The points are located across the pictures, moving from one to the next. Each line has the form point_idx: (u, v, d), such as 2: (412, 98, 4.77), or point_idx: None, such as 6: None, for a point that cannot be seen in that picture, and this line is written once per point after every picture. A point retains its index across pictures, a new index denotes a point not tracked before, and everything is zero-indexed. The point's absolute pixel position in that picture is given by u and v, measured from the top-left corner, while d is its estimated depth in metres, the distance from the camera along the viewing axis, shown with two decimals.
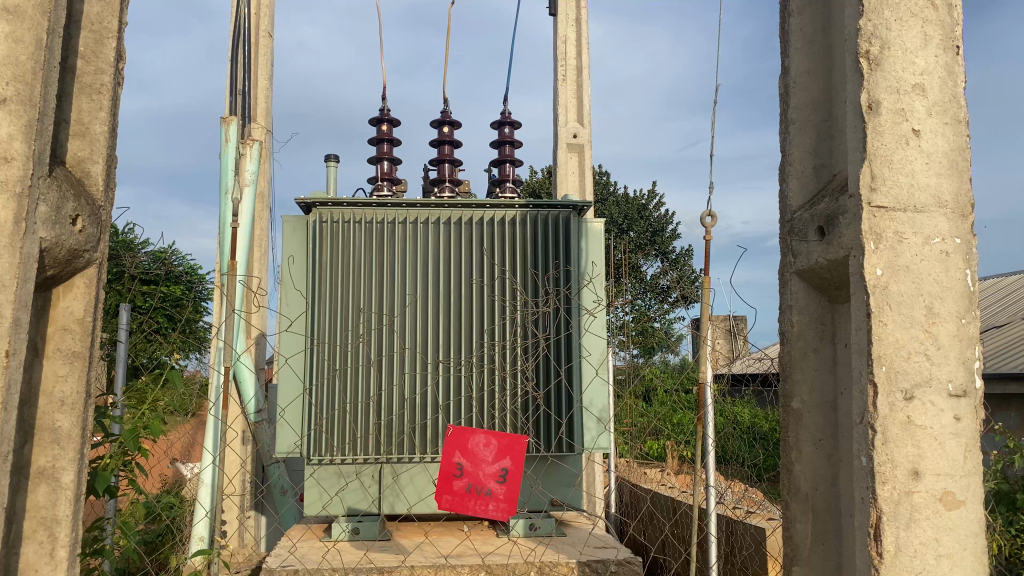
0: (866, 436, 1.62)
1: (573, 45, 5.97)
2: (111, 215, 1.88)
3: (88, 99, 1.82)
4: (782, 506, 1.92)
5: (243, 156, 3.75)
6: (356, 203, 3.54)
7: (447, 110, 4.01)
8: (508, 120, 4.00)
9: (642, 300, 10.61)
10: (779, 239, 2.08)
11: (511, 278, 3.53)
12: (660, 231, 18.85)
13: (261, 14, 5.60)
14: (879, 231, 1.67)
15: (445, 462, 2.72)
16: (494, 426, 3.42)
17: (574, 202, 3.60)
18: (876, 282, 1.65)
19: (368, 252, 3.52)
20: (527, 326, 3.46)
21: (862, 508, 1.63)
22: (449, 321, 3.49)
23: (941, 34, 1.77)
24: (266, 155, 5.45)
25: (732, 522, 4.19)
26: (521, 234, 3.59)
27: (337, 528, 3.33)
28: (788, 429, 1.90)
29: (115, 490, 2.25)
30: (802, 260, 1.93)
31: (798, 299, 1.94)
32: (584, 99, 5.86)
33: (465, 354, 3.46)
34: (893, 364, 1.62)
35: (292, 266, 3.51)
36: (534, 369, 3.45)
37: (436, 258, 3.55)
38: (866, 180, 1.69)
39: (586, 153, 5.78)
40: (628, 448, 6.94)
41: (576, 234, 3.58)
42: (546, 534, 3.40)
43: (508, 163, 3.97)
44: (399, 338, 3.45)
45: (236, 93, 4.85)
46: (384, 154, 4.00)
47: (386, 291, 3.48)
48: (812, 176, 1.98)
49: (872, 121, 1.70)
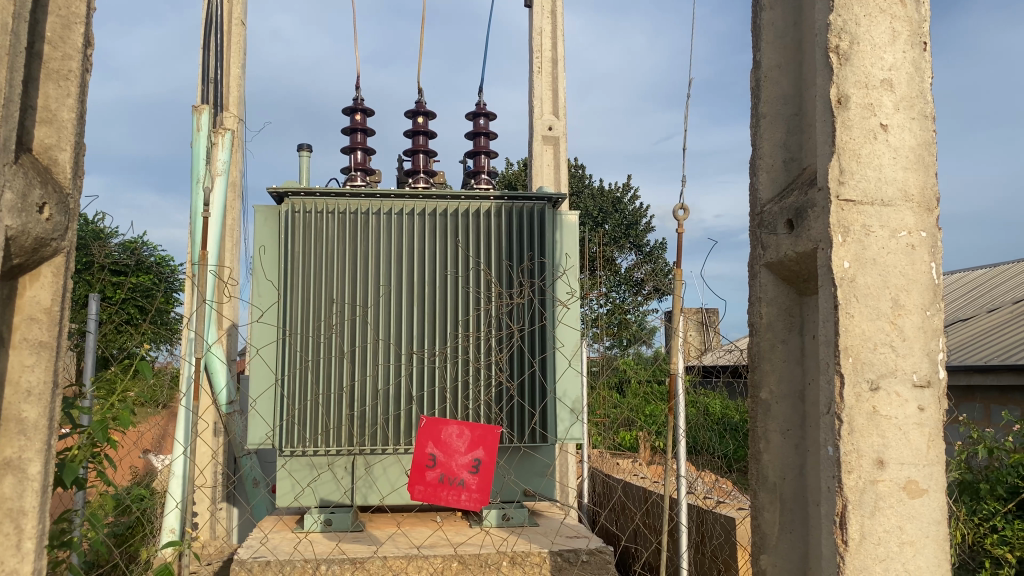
0: (833, 426, 1.65)
1: (548, 37, 5.96)
2: (79, 203, 1.85)
3: (55, 85, 1.79)
4: (750, 495, 1.95)
5: (215, 145, 3.71)
6: (329, 194, 3.52)
7: (421, 100, 3.99)
8: (484, 111, 3.99)
9: (617, 292, 10.67)
10: (748, 230, 2.09)
11: (487, 269, 3.54)
12: (635, 224, 18.95)
13: (233, 2, 5.54)
14: (847, 224, 1.70)
15: (418, 452, 2.71)
16: (468, 418, 3.43)
17: (549, 194, 3.60)
18: (844, 275, 1.67)
19: (341, 243, 3.51)
20: (501, 318, 3.47)
21: (828, 497, 1.66)
22: (423, 313, 3.49)
23: (909, 31, 1.79)
24: (239, 144, 5.40)
25: (703, 513, 4.24)
26: (495, 225, 3.59)
27: (309, 519, 3.34)
28: (756, 420, 1.93)
29: (84, 483, 2.17)
30: (771, 252, 1.95)
31: (767, 291, 1.95)
32: (560, 92, 5.87)
33: (439, 346, 3.46)
34: (859, 355, 1.65)
35: (263, 256, 3.50)
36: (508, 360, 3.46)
37: (411, 250, 3.54)
38: (835, 174, 1.71)
39: (561, 145, 5.79)
40: (602, 439, 6.99)
41: (550, 226, 3.59)
42: (518, 524, 3.42)
43: (483, 154, 3.96)
44: (372, 329, 3.45)
45: (207, 81, 4.79)
46: (358, 144, 3.97)
47: (359, 281, 3.47)
48: (781, 169, 2.00)
49: (841, 116, 1.73)
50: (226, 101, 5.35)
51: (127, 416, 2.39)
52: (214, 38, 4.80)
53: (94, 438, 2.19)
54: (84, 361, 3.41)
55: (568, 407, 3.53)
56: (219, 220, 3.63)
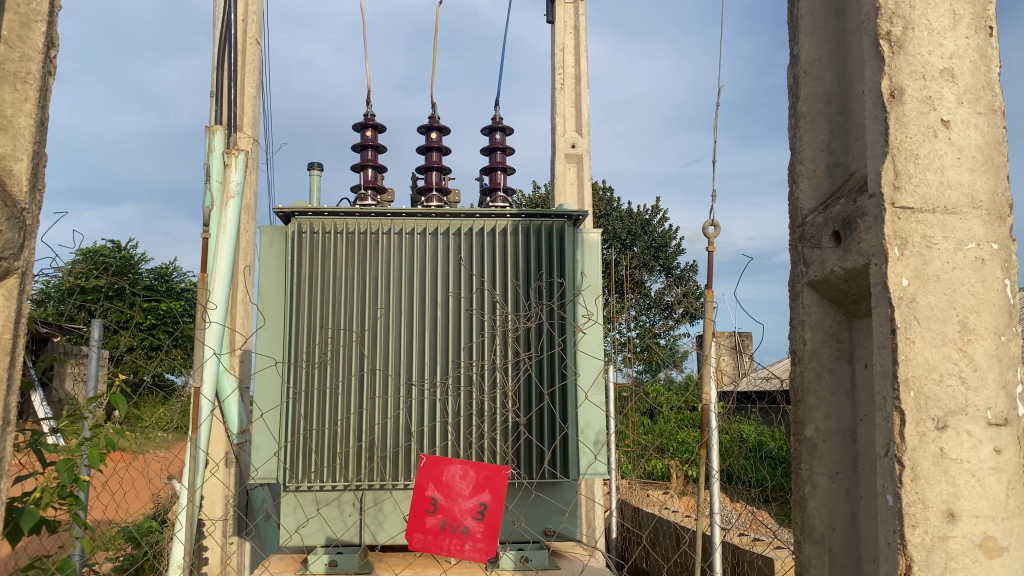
0: (893, 471, 1.41)
1: (571, 53, 5.78)
2: (36, 220, 1.67)
3: (11, 88, 1.62)
4: (793, 547, 1.71)
5: (228, 166, 3.48)
6: (338, 213, 3.37)
7: (435, 114, 3.81)
8: (500, 125, 3.80)
9: (646, 316, 10.40)
10: (789, 245, 1.85)
11: (500, 289, 3.34)
12: (664, 246, 18.66)
13: (249, 21, 5.43)
14: (905, 235, 1.46)
15: (418, 495, 2.52)
16: (474, 455, 3.19)
17: (569, 211, 3.40)
18: (902, 294, 1.44)
19: (350, 265, 3.34)
20: (517, 341, 3.26)
21: (889, 556, 1.42)
22: (434, 338, 3.28)
23: (973, 13, 1.56)
24: (253, 165, 5.26)
25: (737, 553, 3.95)
26: (512, 245, 3.39)
27: (314, 560, 3.19)
28: (801, 460, 1.69)
29: (53, 530, 1.96)
30: (815, 269, 1.70)
31: (811, 313, 1.72)
32: (583, 108, 5.67)
33: (451, 373, 3.24)
34: (922, 389, 1.41)
35: (269, 278, 3.33)
36: (523, 388, 3.23)
37: (423, 271, 3.35)
38: (889, 177, 1.48)
39: (585, 163, 5.58)
40: (632, 468, 6.72)
41: (570, 246, 3.38)
42: (539, 566, 3.20)
43: (500, 171, 3.76)
44: (381, 355, 3.25)
45: (220, 100, 4.66)
46: (369, 162, 3.80)
47: (368, 306, 3.29)
48: (825, 175, 1.76)
49: (895, 111, 1.50)
50: (240, 121, 5.22)
51: (95, 452, 2.19)
52: (227, 56, 4.69)
53: (61, 484, 1.98)
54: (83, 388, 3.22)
55: (590, 439, 3.28)
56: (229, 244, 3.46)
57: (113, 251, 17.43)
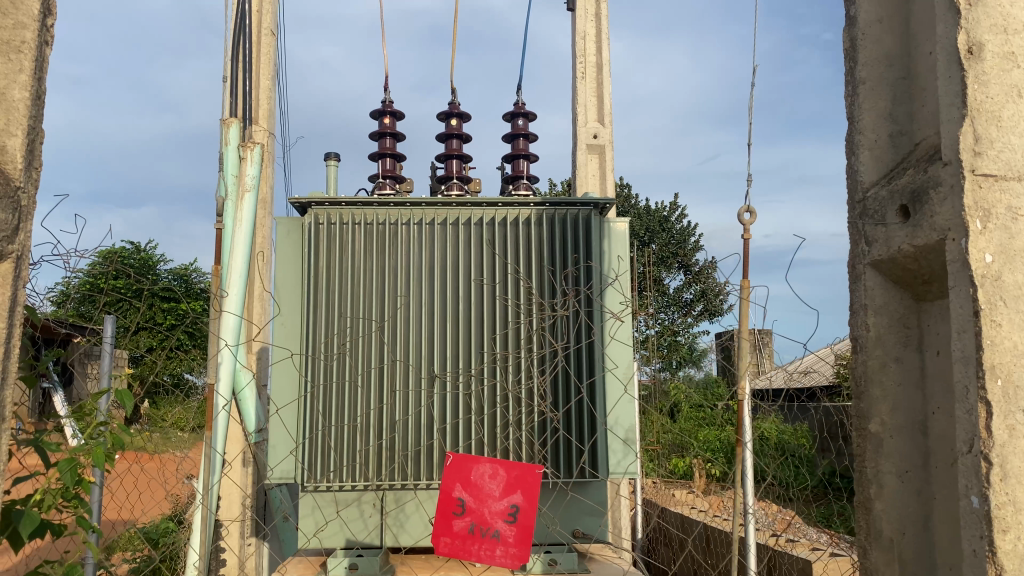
0: (977, 468, 1.26)
1: (592, 40, 5.63)
2: (31, 201, 1.56)
3: (5, 59, 1.51)
4: (857, 551, 1.56)
5: (243, 159, 3.35)
6: (356, 202, 3.25)
7: (455, 100, 3.68)
8: (523, 111, 3.67)
9: (666, 313, 10.24)
10: (845, 222, 1.70)
11: (526, 278, 3.20)
12: (683, 243, 18.46)
13: (263, 12, 5.31)
14: (988, 206, 1.31)
15: (445, 495, 2.39)
16: (505, 454, 3.05)
17: (595, 199, 3.28)
18: (986, 272, 1.28)
19: (369, 256, 3.22)
20: (543, 332, 3.12)
21: (973, 563, 1.27)
22: (457, 330, 3.15)
23: None
24: (268, 158, 5.15)
25: (774, 554, 3.80)
26: (536, 234, 3.25)
27: (332, 561, 3.02)
28: (865, 458, 1.53)
29: (56, 534, 1.83)
30: (879, 247, 1.55)
31: (875, 297, 1.56)
32: (605, 98, 5.53)
33: (475, 366, 3.11)
34: (1011, 377, 1.26)
35: (286, 271, 3.22)
36: (556, 381, 3.08)
37: (444, 262, 3.23)
38: (968, 143, 1.33)
39: (607, 154, 5.43)
40: (654, 468, 6.58)
41: (597, 234, 3.24)
42: (568, 570, 3.03)
43: (523, 158, 3.62)
44: (402, 349, 3.13)
45: (234, 91, 4.55)
46: (386, 150, 3.67)
47: (387, 299, 3.17)
48: (887, 146, 1.60)
49: (974, 68, 1.34)
50: (255, 114, 5.12)
51: (103, 450, 2.06)
52: (240, 47, 4.58)
53: (66, 487, 1.86)
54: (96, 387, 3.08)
55: (621, 436, 3.15)
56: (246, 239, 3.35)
57: (131, 252, 17.44)
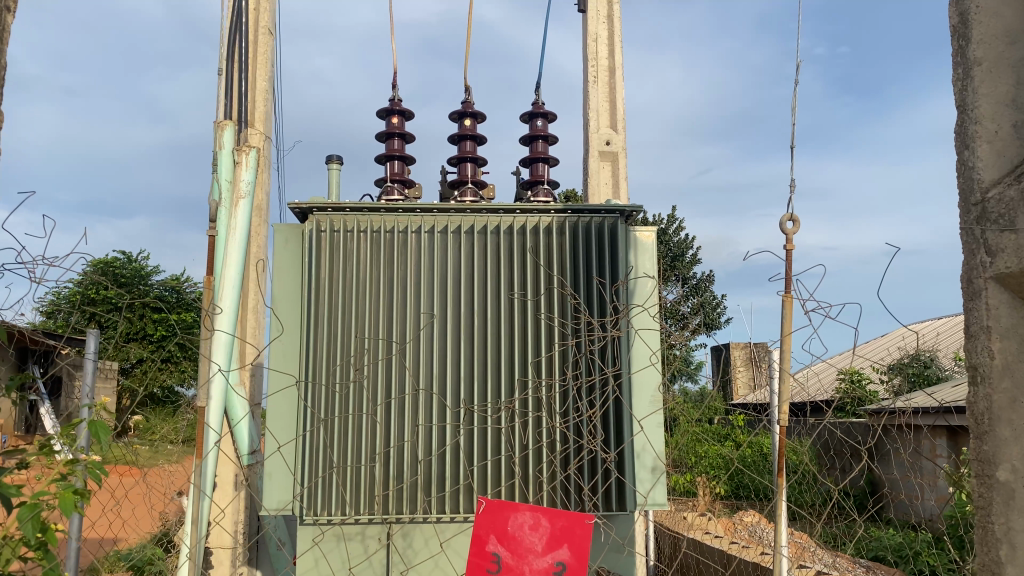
0: None
1: (604, 43, 5.38)
2: None
3: None
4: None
5: (238, 164, 3.09)
6: (361, 208, 3.00)
7: (468, 98, 3.42)
8: (541, 111, 3.42)
9: None
10: (961, 219, 1.91)
11: (544, 291, 2.95)
12: (681, 256, 18.24)
13: (261, 10, 5.03)
14: None
15: (478, 550, 2.16)
16: (542, 494, 2.80)
17: (621, 206, 3.00)
18: None
19: (376, 267, 2.97)
20: (566, 351, 2.87)
21: None
22: (471, 348, 2.90)
23: None
24: (265, 164, 4.87)
25: None
26: (558, 245, 3.00)
27: None
28: (996, 504, 1.73)
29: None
30: (1004, 258, 1.74)
31: (1000, 317, 1.77)
32: (617, 103, 5.28)
33: (492, 389, 2.87)
34: None
35: (284, 283, 2.95)
36: (606, 417, 2.82)
37: (458, 274, 2.98)
38: None
39: (620, 161, 5.18)
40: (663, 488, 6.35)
41: (624, 244, 2.99)
42: None
43: (542, 162, 3.37)
44: (411, 370, 2.87)
45: (231, 92, 4.27)
46: (394, 152, 3.42)
47: (395, 316, 2.91)
48: (1009, 145, 1.82)
49: None
50: (251, 116, 4.83)
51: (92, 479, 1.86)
52: (236, 45, 4.28)
53: (26, 537, 1.61)
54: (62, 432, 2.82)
55: (649, 465, 2.87)
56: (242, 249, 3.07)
57: (123, 262, 17.10)
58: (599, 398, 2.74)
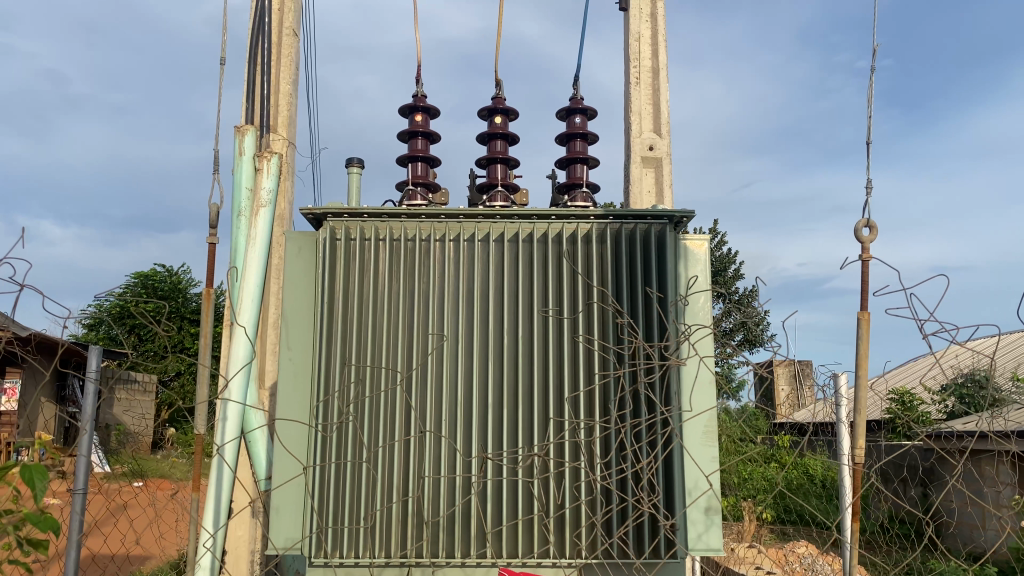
0: None
1: (647, 43, 5.03)
2: None
3: None
4: None
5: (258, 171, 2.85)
6: (381, 214, 2.71)
7: (499, 94, 3.13)
8: (580, 107, 3.10)
9: None
10: None
11: (582, 305, 2.63)
12: (722, 270, 17.75)
13: (286, 10, 4.78)
14: None
15: None
16: (576, 536, 2.48)
17: (670, 211, 2.68)
18: None
19: (396, 279, 2.67)
20: (608, 378, 2.56)
21: None
22: (502, 372, 2.60)
23: None
24: (288, 172, 4.62)
25: None
26: (599, 254, 2.68)
27: None
28: None
29: None
30: None
31: None
32: (661, 105, 4.94)
33: (523, 416, 2.57)
34: None
35: (296, 296, 2.67)
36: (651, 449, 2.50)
37: (486, 286, 2.67)
38: None
39: (664, 167, 4.83)
40: None
41: (672, 253, 2.65)
42: None
43: (580, 162, 3.06)
44: (433, 394, 2.58)
45: (253, 93, 4.01)
46: (418, 153, 3.13)
47: (417, 331, 2.62)
48: None
49: None
50: (274, 122, 4.58)
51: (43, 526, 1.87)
52: (258, 48, 4.01)
53: None
54: (72, 471, 2.52)
55: (702, 504, 2.56)
56: (260, 262, 2.80)
57: (162, 274, 17.09)
58: (643, 429, 2.42)
